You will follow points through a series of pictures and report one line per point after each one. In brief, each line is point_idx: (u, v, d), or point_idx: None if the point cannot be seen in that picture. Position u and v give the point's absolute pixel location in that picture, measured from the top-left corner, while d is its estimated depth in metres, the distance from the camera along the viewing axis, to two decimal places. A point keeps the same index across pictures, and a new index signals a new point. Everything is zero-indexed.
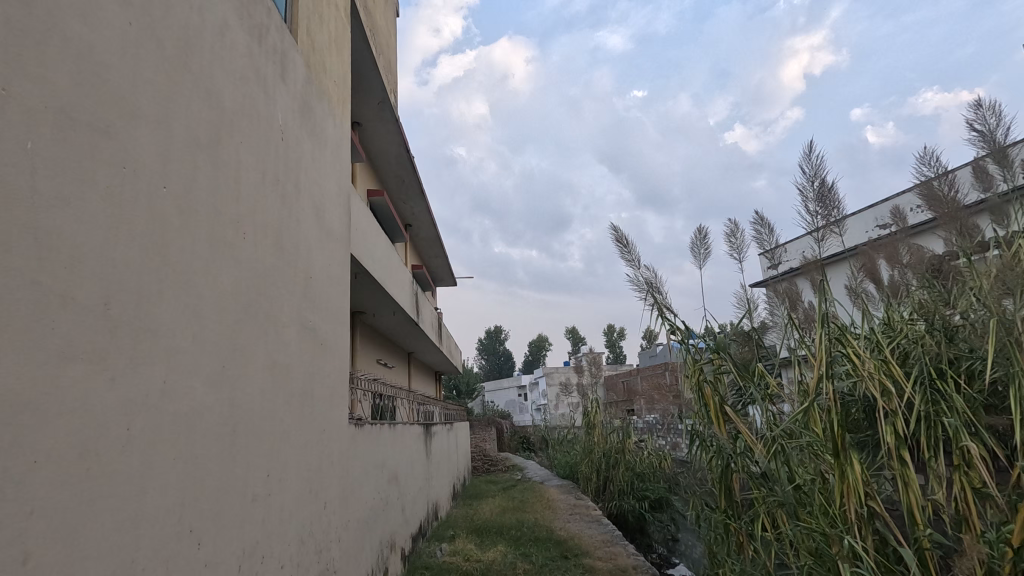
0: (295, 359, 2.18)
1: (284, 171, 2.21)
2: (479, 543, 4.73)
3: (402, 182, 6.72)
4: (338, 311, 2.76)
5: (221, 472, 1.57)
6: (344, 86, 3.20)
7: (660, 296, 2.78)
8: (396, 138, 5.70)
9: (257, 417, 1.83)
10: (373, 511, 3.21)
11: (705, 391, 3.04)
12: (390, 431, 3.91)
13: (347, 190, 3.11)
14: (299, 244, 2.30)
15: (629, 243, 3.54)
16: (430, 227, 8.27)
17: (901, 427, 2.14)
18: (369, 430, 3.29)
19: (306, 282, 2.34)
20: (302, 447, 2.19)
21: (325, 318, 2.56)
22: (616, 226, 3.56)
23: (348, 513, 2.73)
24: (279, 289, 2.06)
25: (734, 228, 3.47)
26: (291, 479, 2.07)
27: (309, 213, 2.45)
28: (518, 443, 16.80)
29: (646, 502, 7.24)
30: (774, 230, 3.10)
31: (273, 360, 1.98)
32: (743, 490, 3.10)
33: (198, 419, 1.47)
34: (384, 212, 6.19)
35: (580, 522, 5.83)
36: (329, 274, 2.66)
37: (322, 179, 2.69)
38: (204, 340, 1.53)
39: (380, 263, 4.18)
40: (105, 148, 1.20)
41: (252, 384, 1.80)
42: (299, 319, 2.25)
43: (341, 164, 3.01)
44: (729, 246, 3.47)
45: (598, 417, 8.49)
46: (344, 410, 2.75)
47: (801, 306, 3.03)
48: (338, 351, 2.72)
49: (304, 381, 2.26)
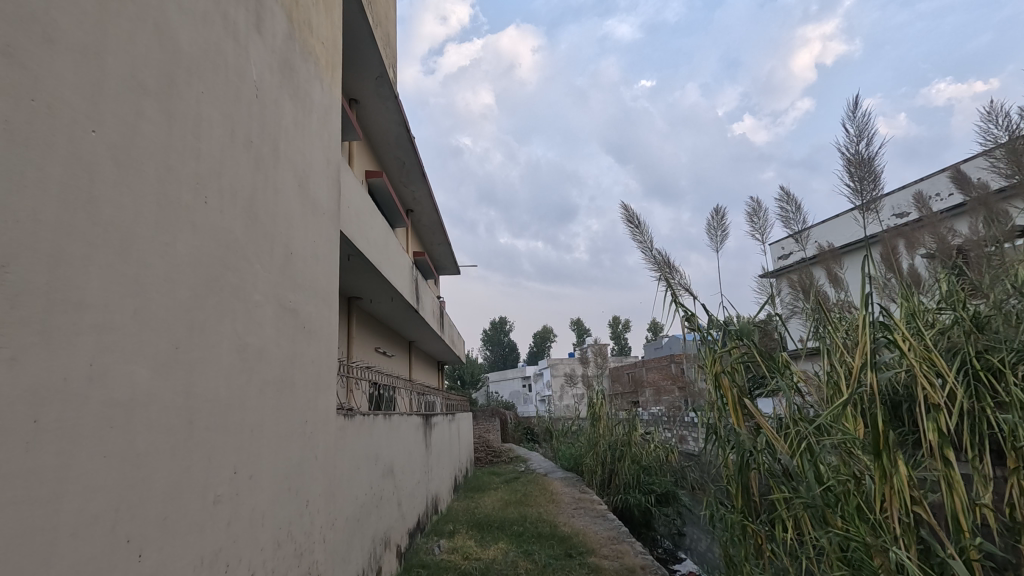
0: (271, 343, 1.96)
1: (259, 133, 1.96)
2: (480, 540, 4.54)
3: (403, 165, 6.49)
4: (324, 291, 2.53)
5: (172, 470, 1.36)
6: (333, 49, 2.94)
7: (676, 277, 2.53)
8: (395, 117, 5.46)
9: (222, 408, 1.60)
10: (364, 507, 3.00)
11: (724, 383, 2.79)
12: (386, 422, 3.70)
13: (336, 162, 2.86)
14: (277, 216, 2.06)
15: (639, 224, 3.30)
16: (432, 212, 8.04)
17: (945, 423, 1.90)
18: (362, 421, 3.08)
19: (285, 258, 2.11)
20: (279, 441, 1.97)
21: (310, 299, 2.34)
22: (627, 206, 3.32)
23: (335, 511, 2.52)
24: (251, 264, 1.82)
25: (756, 209, 3.21)
26: (266, 477, 1.86)
27: (289, 182, 2.20)
28: (523, 435, 16.70)
29: (653, 496, 7.00)
30: (801, 208, 2.83)
31: (243, 343, 1.76)
32: (763, 489, 2.88)
33: (141, 408, 1.25)
34: (384, 195, 5.95)
35: (585, 518, 5.63)
36: (314, 252, 2.42)
37: (306, 148, 2.44)
38: (151, 317, 1.30)
39: (375, 245, 3.93)
40: (4, 72, 0.97)
41: (215, 370, 1.58)
42: (278, 298, 2.03)
43: (329, 133, 2.77)
44: (750, 228, 3.21)
45: (603, 408, 8.30)
46: (331, 400, 2.53)
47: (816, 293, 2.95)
48: (324, 337, 2.50)
49: (283, 367, 2.04)
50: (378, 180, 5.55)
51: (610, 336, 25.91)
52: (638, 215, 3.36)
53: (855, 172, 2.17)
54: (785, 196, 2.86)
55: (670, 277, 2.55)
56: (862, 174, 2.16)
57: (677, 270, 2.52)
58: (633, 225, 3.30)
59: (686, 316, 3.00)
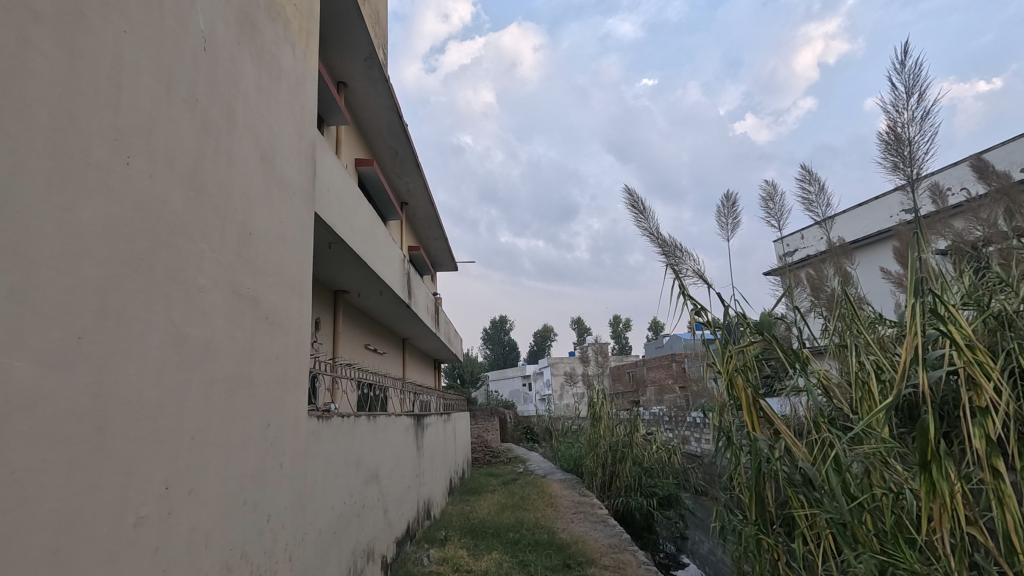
0: (222, 335, 1.70)
1: (207, 91, 1.68)
2: (473, 548, 4.28)
3: (395, 155, 6.22)
4: (293, 280, 2.26)
5: (71, 489, 1.09)
6: (307, 13, 2.65)
7: (685, 261, 2.26)
8: (385, 101, 5.19)
9: (149, 412, 1.33)
10: (342, 518, 2.73)
11: (737, 383, 2.51)
12: (370, 424, 3.43)
13: (310, 137, 2.59)
14: (232, 189, 1.79)
15: (644, 209, 3.04)
16: (427, 205, 7.76)
17: (995, 429, 1.61)
18: (340, 424, 2.81)
19: (242, 238, 1.84)
20: (230, 449, 1.70)
21: (273, 287, 2.07)
22: (630, 189, 3.06)
23: (306, 525, 2.26)
24: (193, 242, 1.55)
25: (771, 194, 2.94)
26: (212, 491, 1.59)
27: (248, 152, 1.92)
28: (523, 434, 16.45)
29: (655, 500, 6.78)
30: (825, 189, 2.52)
31: (184, 334, 1.50)
32: (781, 498, 2.61)
33: (17, 412, 0.99)
34: (374, 185, 5.67)
35: (585, 524, 5.36)
36: (279, 234, 2.14)
37: (272, 117, 2.16)
38: (34, 298, 1.04)
39: (359, 233, 3.65)
40: None
41: (139, 366, 1.31)
42: (231, 283, 1.75)
43: (302, 105, 2.49)
44: (765, 215, 2.93)
45: (604, 408, 8.03)
46: (300, 400, 2.27)
47: (824, 290, 2.86)
48: (293, 330, 2.23)
49: (237, 363, 1.77)
50: (369, 169, 5.28)
51: (612, 335, 25.62)
52: (642, 199, 3.10)
53: (892, 143, 1.93)
54: (807, 176, 2.56)
55: (679, 261, 2.27)
56: (899, 146, 1.91)
57: (689, 253, 2.23)
58: (637, 210, 3.04)
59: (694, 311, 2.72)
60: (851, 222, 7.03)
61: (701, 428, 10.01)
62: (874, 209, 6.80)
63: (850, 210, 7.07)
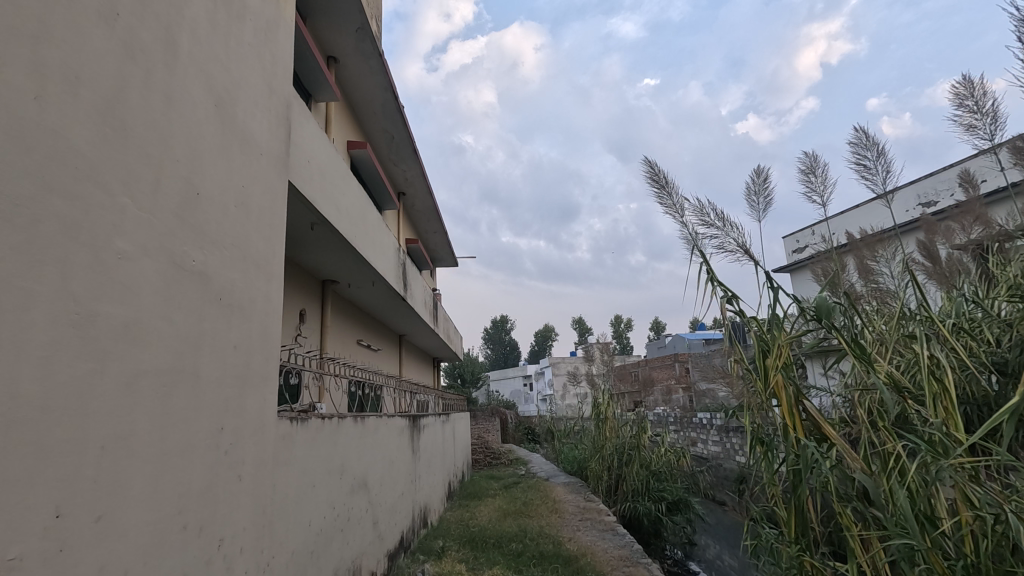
0: (155, 317, 1.34)
1: (137, 7, 1.34)
2: (472, 561, 3.94)
3: (392, 141, 5.89)
4: (259, 257, 1.90)
5: None
6: None
7: (725, 232, 1.89)
8: (380, 79, 4.85)
9: (26, 417, 0.98)
10: (322, 535, 2.37)
11: (778, 381, 2.20)
12: (359, 426, 3.07)
13: (285, 95, 2.24)
14: (173, 136, 1.44)
15: (666, 183, 2.69)
16: (425, 195, 7.41)
17: None
18: (321, 427, 2.45)
19: (187, 198, 1.49)
20: (165, 461, 1.35)
21: (232, 263, 1.72)
22: (651, 160, 2.71)
23: (275, 548, 1.90)
24: (108, 194, 1.20)
25: (813, 166, 2.58)
26: (137, 515, 1.24)
27: (198, 95, 1.57)
28: (524, 435, 16.10)
29: (664, 504, 6.43)
30: (885, 154, 2.15)
31: (94, 313, 1.15)
32: (826, 513, 2.29)
33: None
34: (368, 170, 5.33)
35: (592, 532, 5.02)
36: (240, 200, 1.79)
37: (234, 60, 1.81)
38: None
39: (347, 215, 3.30)
40: None
41: (10, 352, 0.96)
42: (169, 252, 1.40)
43: (274, 55, 2.14)
44: (805, 188, 2.58)
45: (609, 408, 7.58)
46: (267, 400, 1.91)
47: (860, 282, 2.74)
48: (258, 316, 1.87)
49: (177, 354, 1.42)
50: (362, 152, 4.93)
51: (614, 335, 25.25)
52: (663, 172, 2.75)
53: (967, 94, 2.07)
54: (864, 141, 2.20)
55: (719, 234, 1.90)
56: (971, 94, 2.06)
57: (733, 224, 1.86)
58: (659, 185, 2.69)
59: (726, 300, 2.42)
60: (864, 216, 6.74)
61: (709, 429, 9.67)
62: (891, 202, 6.49)
63: (862, 203, 6.79)
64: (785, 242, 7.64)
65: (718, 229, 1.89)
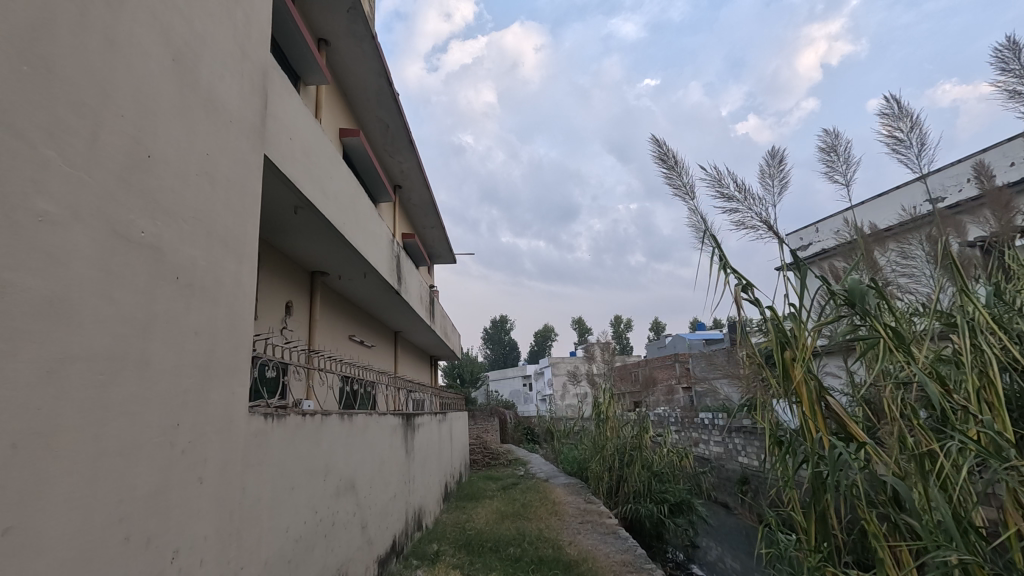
0: (91, 294, 1.15)
1: None
2: (468, 567, 3.75)
3: (387, 130, 5.70)
4: (227, 235, 1.71)
5: None
6: None
7: (746, 206, 1.73)
8: (373, 64, 4.66)
9: None
10: (301, 542, 2.17)
11: (798, 375, 2.06)
12: (346, 425, 2.88)
13: (262, 61, 2.05)
14: (114, 88, 1.25)
15: (675, 163, 2.50)
16: (422, 189, 7.23)
17: None
18: (302, 424, 2.26)
19: (134, 162, 1.30)
20: (105, 461, 1.17)
21: (194, 239, 1.53)
22: (658, 138, 2.52)
23: (244, 559, 1.71)
24: (23, 145, 1.01)
25: (834, 145, 2.38)
26: (66, 523, 1.06)
27: (151, 48, 1.38)
28: (523, 435, 15.93)
29: (666, 506, 6.26)
30: (920, 125, 1.96)
31: (5, 284, 0.97)
32: (850, 520, 2.12)
33: None
34: (361, 160, 5.14)
35: (593, 536, 4.84)
36: (204, 170, 1.60)
37: (198, 14, 1.62)
38: None
39: (335, 199, 3.11)
40: None
41: None
42: (109, 220, 1.21)
43: (247, 16, 1.95)
44: (826, 168, 2.38)
45: (611, 408, 7.42)
46: (236, 393, 1.72)
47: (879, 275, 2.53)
48: (226, 301, 1.69)
49: (121, 338, 1.24)
50: (354, 140, 4.75)
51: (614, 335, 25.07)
52: (671, 151, 2.56)
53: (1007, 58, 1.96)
54: (895, 112, 2.01)
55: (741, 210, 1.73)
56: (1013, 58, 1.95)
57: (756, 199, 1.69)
58: (668, 165, 2.50)
59: (741, 290, 2.27)
60: None
61: (711, 430, 9.52)
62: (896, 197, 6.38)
63: None
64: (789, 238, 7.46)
65: (739, 203, 1.73)
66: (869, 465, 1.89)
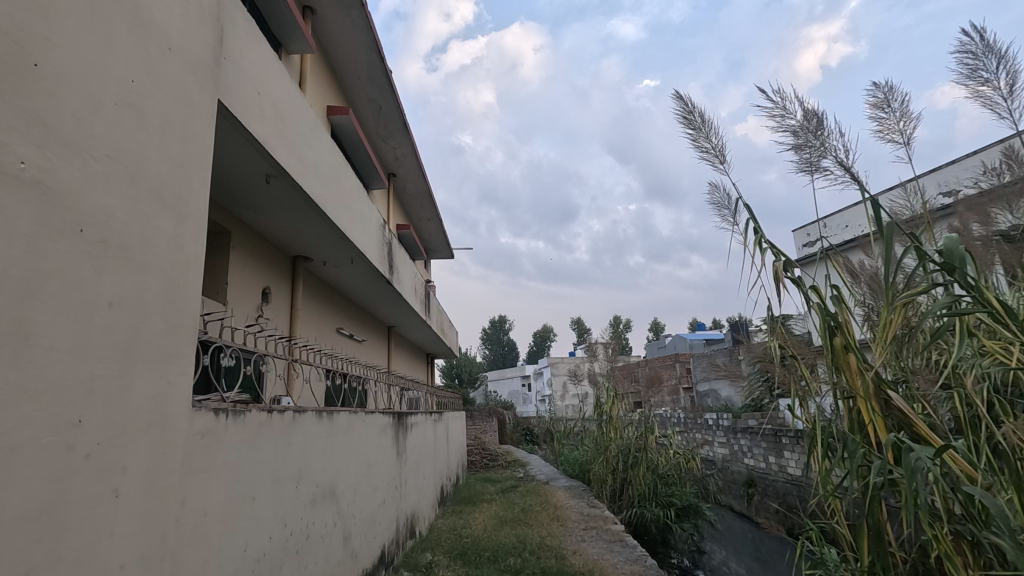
0: None
1: None
2: None
3: (379, 111, 5.37)
4: (162, 185, 1.38)
5: None
6: None
7: None
8: (362, 36, 4.33)
9: None
10: (265, 561, 1.84)
11: (851, 364, 1.76)
12: (325, 424, 2.54)
13: None
14: None
15: (701, 121, 2.17)
16: (417, 178, 6.90)
17: None
18: (266, 423, 1.92)
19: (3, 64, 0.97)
20: None
21: (111, 183, 1.21)
22: (681, 93, 2.19)
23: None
24: None
25: (888, 97, 2.06)
26: None
27: None
28: (523, 434, 15.61)
29: (672, 510, 5.93)
30: None
31: None
32: (910, 535, 1.83)
33: None
34: (350, 140, 4.80)
35: (598, 544, 4.51)
36: (131, 100, 1.28)
37: None
38: None
39: (314, 170, 2.77)
40: None
41: None
42: None
43: None
44: (879, 124, 2.04)
45: (615, 408, 7.08)
46: (173, 382, 1.39)
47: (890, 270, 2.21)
48: (159, 268, 1.36)
49: None
50: (343, 117, 4.42)
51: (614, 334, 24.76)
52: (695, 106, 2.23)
53: None
54: None
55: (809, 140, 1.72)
56: None
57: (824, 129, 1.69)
58: (693, 127, 2.17)
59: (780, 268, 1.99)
60: None
61: (717, 430, 9.25)
62: None
63: None
64: (796, 233, 7.13)
65: None
66: (943, 474, 1.57)
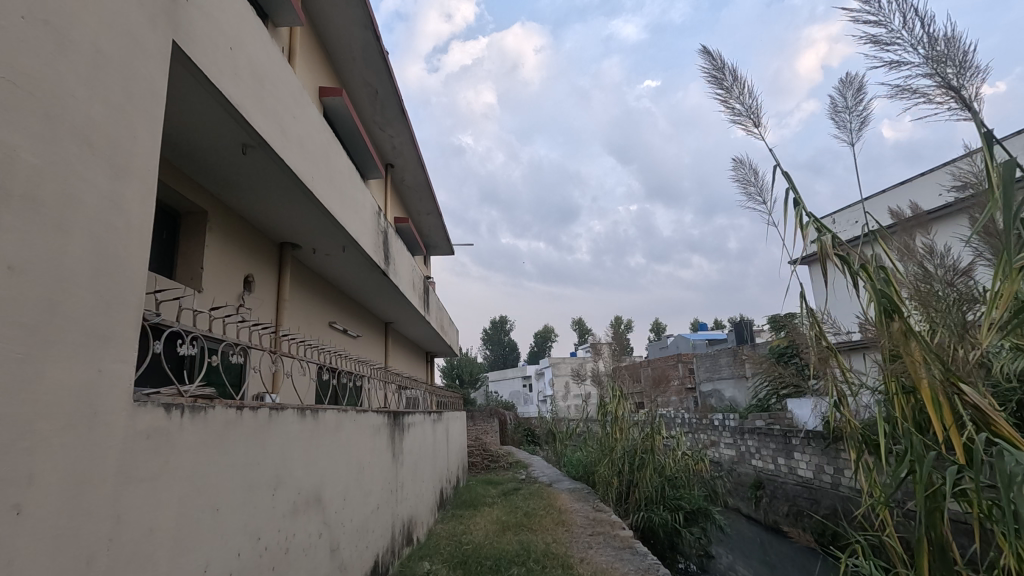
0: None
1: None
2: None
3: (375, 96, 5.13)
4: (92, 132, 1.13)
5: None
6: None
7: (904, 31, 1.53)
8: (356, 12, 4.09)
9: None
10: None
11: (915, 354, 1.48)
12: (310, 424, 2.29)
13: None
14: None
15: (732, 79, 1.92)
16: (416, 169, 6.65)
17: None
18: (235, 423, 1.67)
19: None
20: None
21: (16, 118, 0.96)
22: (708, 48, 1.94)
23: None
24: None
25: None
26: None
27: None
28: (523, 435, 15.34)
29: (681, 514, 5.65)
30: None
31: None
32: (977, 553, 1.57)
33: None
34: (345, 125, 4.56)
35: (606, 551, 4.24)
36: (46, 20, 1.03)
37: None
38: None
39: (300, 144, 2.52)
40: None
41: None
42: None
43: None
44: None
45: (621, 408, 6.80)
46: (105, 372, 1.14)
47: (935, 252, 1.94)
48: (89, 232, 1.11)
49: None
50: (336, 99, 4.18)
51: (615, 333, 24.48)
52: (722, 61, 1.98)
53: None
54: None
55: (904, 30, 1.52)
56: None
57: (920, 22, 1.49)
58: (723, 88, 1.92)
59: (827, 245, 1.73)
60: (902, 198, 6.13)
61: (723, 431, 8.98)
62: (930, 180, 5.88)
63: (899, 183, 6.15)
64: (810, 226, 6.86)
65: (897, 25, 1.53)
66: None
